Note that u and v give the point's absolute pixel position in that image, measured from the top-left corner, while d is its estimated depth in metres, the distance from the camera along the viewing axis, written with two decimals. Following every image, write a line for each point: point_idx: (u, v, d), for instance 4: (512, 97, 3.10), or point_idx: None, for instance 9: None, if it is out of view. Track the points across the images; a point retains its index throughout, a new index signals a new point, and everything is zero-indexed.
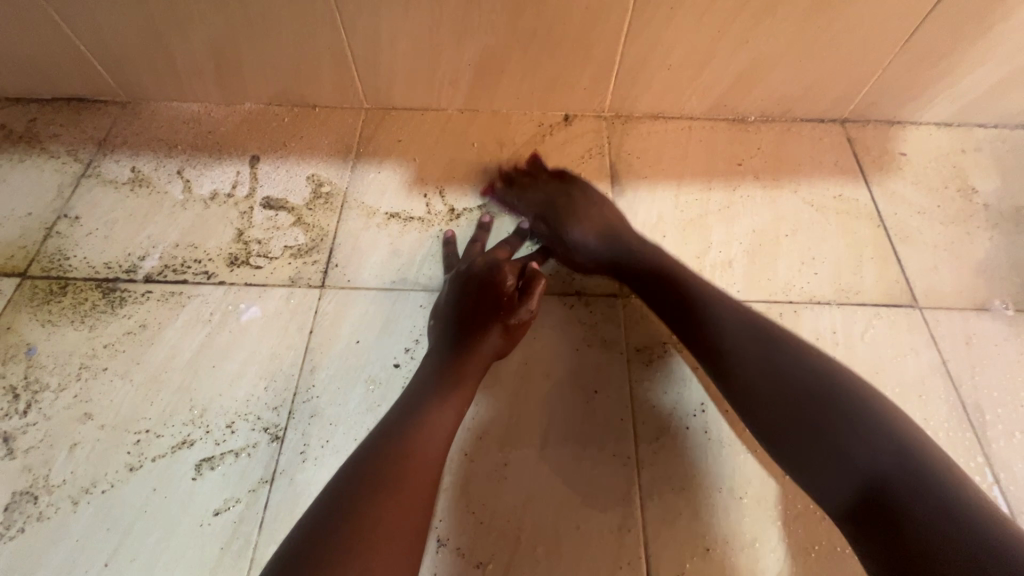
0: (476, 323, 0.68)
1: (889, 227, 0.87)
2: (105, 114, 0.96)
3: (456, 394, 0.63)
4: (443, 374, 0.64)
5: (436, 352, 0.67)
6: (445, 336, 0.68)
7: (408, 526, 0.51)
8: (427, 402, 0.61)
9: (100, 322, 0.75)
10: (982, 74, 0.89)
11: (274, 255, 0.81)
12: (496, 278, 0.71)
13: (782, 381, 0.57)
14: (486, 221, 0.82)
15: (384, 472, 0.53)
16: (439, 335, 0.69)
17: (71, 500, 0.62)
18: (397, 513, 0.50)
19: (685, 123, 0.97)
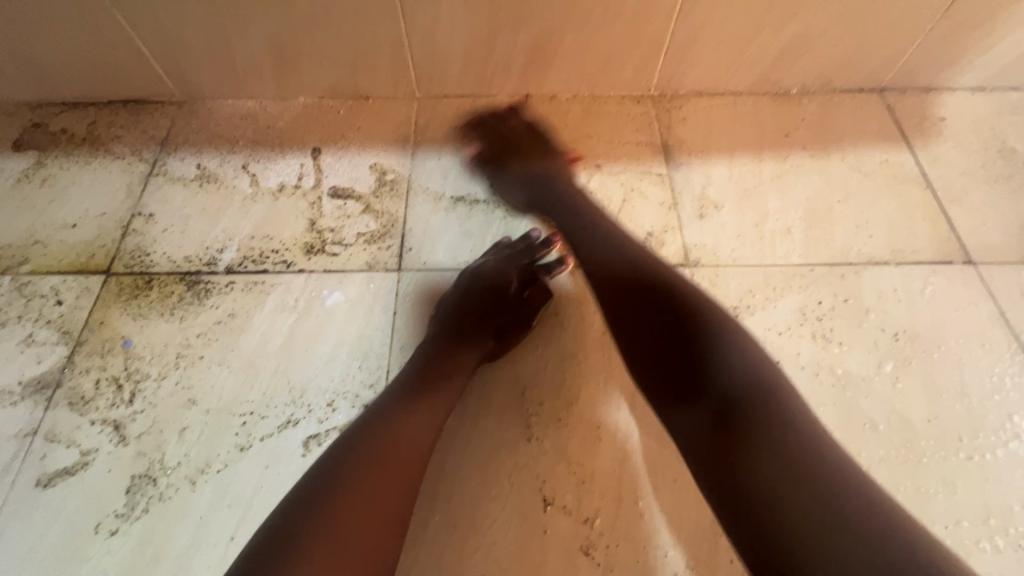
0: (480, 323, 0.72)
1: (937, 189, 0.90)
2: (164, 114, 0.98)
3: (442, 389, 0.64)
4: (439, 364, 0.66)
5: (433, 341, 0.69)
6: (448, 327, 0.71)
7: (388, 511, 0.51)
8: (419, 391, 0.62)
9: (190, 314, 0.77)
10: (1019, 37, 0.92)
11: (349, 242, 0.84)
12: (506, 278, 0.75)
13: (734, 381, 0.52)
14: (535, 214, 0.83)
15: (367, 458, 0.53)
16: (440, 327, 0.71)
17: (189, 480, 0.65)
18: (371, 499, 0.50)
19: (730, 98, 1.00)
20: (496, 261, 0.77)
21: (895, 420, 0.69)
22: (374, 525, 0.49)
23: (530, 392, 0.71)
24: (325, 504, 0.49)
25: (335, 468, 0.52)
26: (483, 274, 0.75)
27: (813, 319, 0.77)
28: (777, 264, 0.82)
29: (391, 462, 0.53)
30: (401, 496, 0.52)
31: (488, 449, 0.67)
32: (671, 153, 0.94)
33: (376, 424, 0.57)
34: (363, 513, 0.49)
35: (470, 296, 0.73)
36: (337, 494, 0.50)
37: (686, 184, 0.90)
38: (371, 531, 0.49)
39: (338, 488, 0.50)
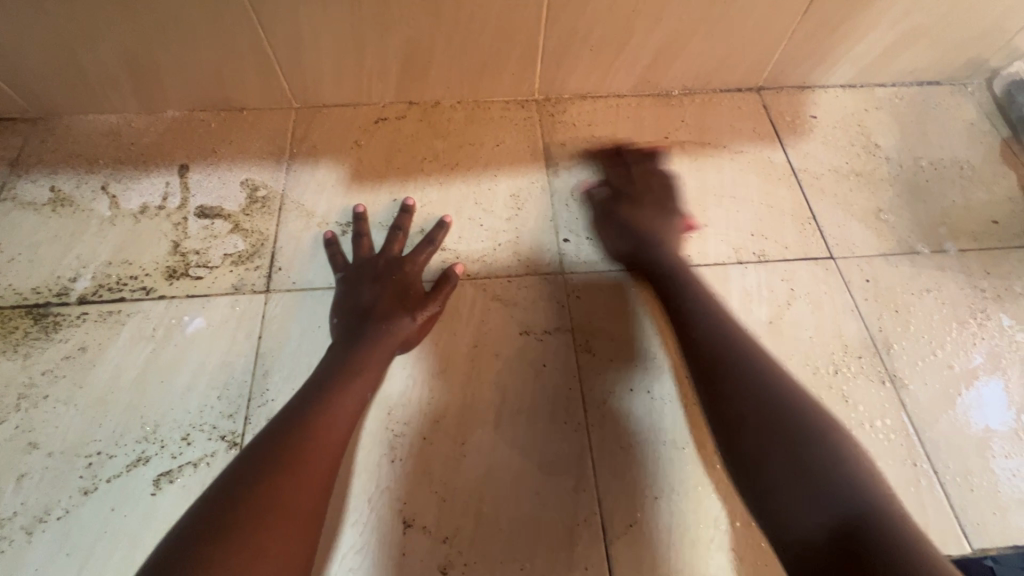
0: (392, 310, 0.72)
1: (804, 186, 0.94)
2: (15, 133, 0.91)
3: (357, 382, 0.66)
4: (350, 358, 0.67)
5: (343, 336, 0.71)
6: (355, 322, 0.72)
7: (303, 510, 0.53)
8: (329, 387, 0.64)
9: (35, 350, 0.73)
10: (875, 37, 0.96)
11: (215, 264, 0.80)
12: (408, 271, 0.77)
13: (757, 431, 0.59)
14: (409, 205, 0.85)
15: (284, 461, 0.55)
16: (343, 331, 0.71)
17: (26, 531, 0.62)
18: (287, 501, 0.53)
19: (613, 100, 1.01)
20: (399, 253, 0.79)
21: None
22: (291, 525, 0.52)
23: (396, 412, 0.70)
24: (240, 509, 0.50)
25: (250, 471, 0.54)
26: (388, 266, 0.77)
27: None
28: None
29: (309, 463, 0.56)
30: (317, 494, 0.55)
31: (348, 472, 0.66)
32: (552, 158, 0.94)
33: (292, 426, 0.58)
34: (280, 514, 0.52)
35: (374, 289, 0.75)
36: (253, 500, 0.51)
37: (566, 190, 0.90)
38: (286, 532, 0.51)
39: (253, 493, 0.52)
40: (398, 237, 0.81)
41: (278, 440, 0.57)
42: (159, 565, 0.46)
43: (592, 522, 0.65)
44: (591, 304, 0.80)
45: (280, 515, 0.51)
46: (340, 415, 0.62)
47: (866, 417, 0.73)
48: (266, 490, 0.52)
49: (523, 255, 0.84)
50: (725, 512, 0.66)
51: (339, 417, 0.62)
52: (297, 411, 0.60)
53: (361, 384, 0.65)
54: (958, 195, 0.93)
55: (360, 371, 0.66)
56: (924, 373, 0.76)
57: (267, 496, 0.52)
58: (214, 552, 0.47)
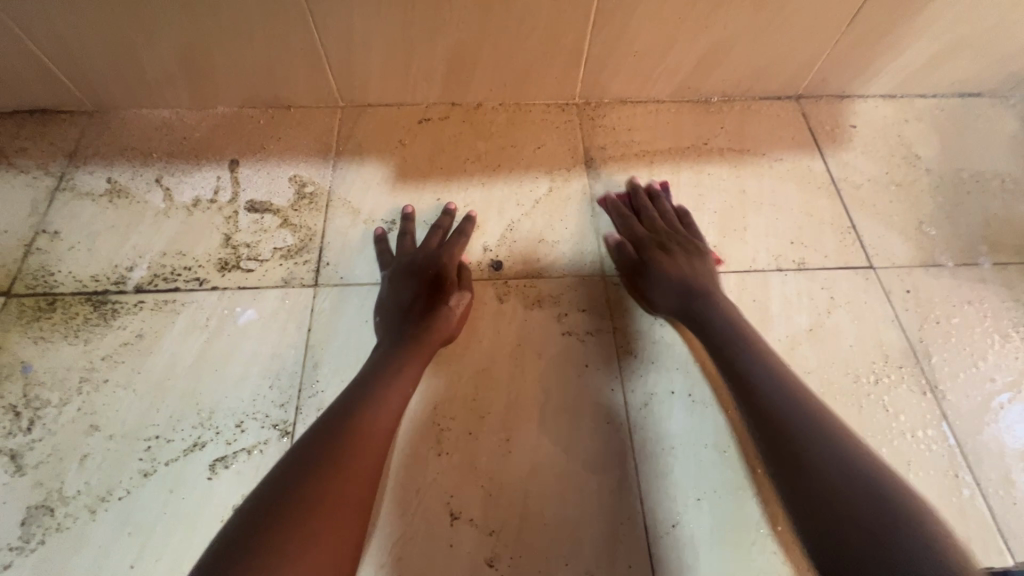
0: (434, 309, 0.74)
1: (844, 195, 0.94)
2: (73, 125, 0.94)
3: (401, 379, 0.67)
4: (393, 357, 0.69)
5: (389, 335, 0.72)
6: (399, 320, 0.73)
7: (357, 500, 0.54)
8: (376, 383, 0.65)
9: (95, 335, 0.75)
10: (918, 48, 0.96)
11: (265, 258, 0.83)
12: (448, 269, 0.78)
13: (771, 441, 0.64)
14: (451, 207, 0.86)
15: (337, 453, 0.56)
16: (386, 330, 0.73)
17: (89, 509, 0.64)
18: (341, 491, 0.54)
19: (652, 106, 1.02)
20: (440, 249, 0.80)
21: None
22: (345, 515, 0.53)
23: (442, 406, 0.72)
24: (295, 501, 0.52)
25: (305, 464, 0.55)
26: (427, 264, 0.78)
27: None
28: None
29: (360, 454, 0.57)
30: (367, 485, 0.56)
31: (397, 464, 0.68)
32: (593, 162, 0.95)
33: (342, 419, 0.60)
34: (335, 503, 0.53)
35: (416, 288, 0.76)
36: (308, 491, 0.53)
37: (606, 194, 0.91)
38: (341, 520, 0.52)
39: (308, 484, 0.53)
40: (437, 235, 0.82)
41: (329, 433, 0.58)
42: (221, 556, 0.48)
43: (634, 521, 0.66)
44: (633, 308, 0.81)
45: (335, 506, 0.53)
46: (387, 408, 0.63)
47: (907, 426, 0.73)
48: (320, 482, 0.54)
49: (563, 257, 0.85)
50: (768, 516, 0.67)
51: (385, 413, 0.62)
52: (346, 405, 0.62)
53: (405, 380, 0.67)
54: (999, 207, 0.93)
55: (405, 368, 0.68)
56: (965, 385, 0.76)
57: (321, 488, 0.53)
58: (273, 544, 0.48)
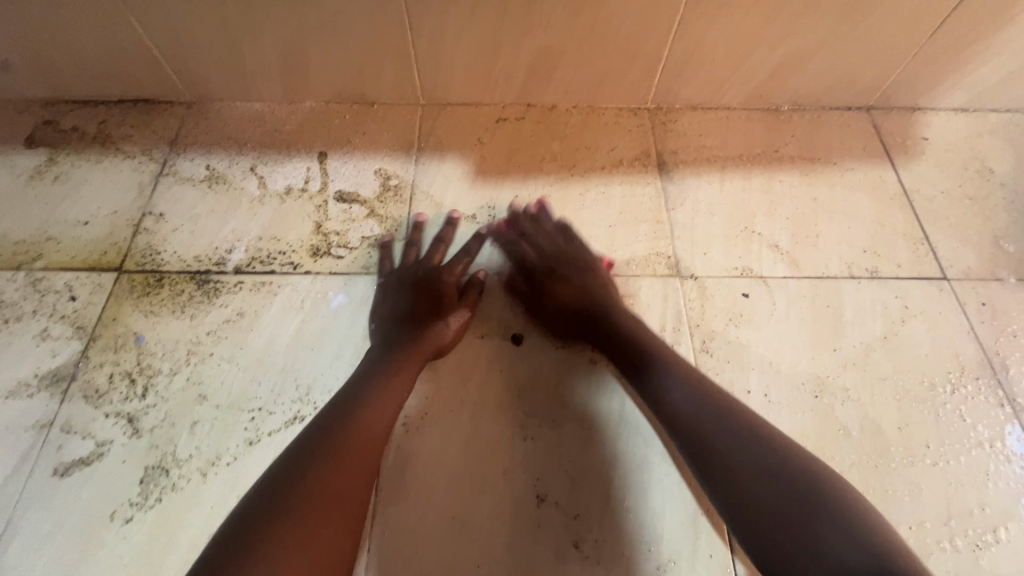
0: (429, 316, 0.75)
1: (916, 206, 0.94)
2: (173, 115, 1.00)
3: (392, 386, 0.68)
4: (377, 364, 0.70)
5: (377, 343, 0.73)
6: (394, 325, 0.75)
7: (351, 498, 0.57)
8: (370, 388, 0.67)
9: (200, 312, 0.80)
10: (998, 63, 0.96)
11: (354, 245, 0.87)
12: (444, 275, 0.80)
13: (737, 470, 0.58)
14: (455, 218, 0.88)
15: (332, 454, 0.58)
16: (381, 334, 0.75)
17: (201, 472, 0.69)
18: (334, 495, 0.55)
19: (723, 112, 1.04)
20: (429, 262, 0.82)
21: (867, 426, 0.74)
22: (338, 517, 0.54)
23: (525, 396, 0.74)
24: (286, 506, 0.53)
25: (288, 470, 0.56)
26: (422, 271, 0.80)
27: (802, 316, 0.82)
28: (763, 277, 0.86)
29: (355, 456, 0.59)
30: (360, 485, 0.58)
31: (485, 446, 0.71)
32: (666, 165, 0.97)
33: (326, 437, 0.60)
34: (326, 504, 0.54)
35: (412, 295, 0.78)
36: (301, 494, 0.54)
37: (679, 197, 0.94)
38: (335, 522, 0.54)
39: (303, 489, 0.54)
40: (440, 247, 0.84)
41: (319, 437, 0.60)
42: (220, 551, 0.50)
43: (714, 514, 0.68)
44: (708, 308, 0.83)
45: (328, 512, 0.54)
46: (379, 415, 0.65)
47: (984, 437, 0.73)
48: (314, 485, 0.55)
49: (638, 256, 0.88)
50: None
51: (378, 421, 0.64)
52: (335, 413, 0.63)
53: (401, 383, 0.69)
54: None
55: (398, 374, 0.69)
56: None
57: (317, 490, 0.55)
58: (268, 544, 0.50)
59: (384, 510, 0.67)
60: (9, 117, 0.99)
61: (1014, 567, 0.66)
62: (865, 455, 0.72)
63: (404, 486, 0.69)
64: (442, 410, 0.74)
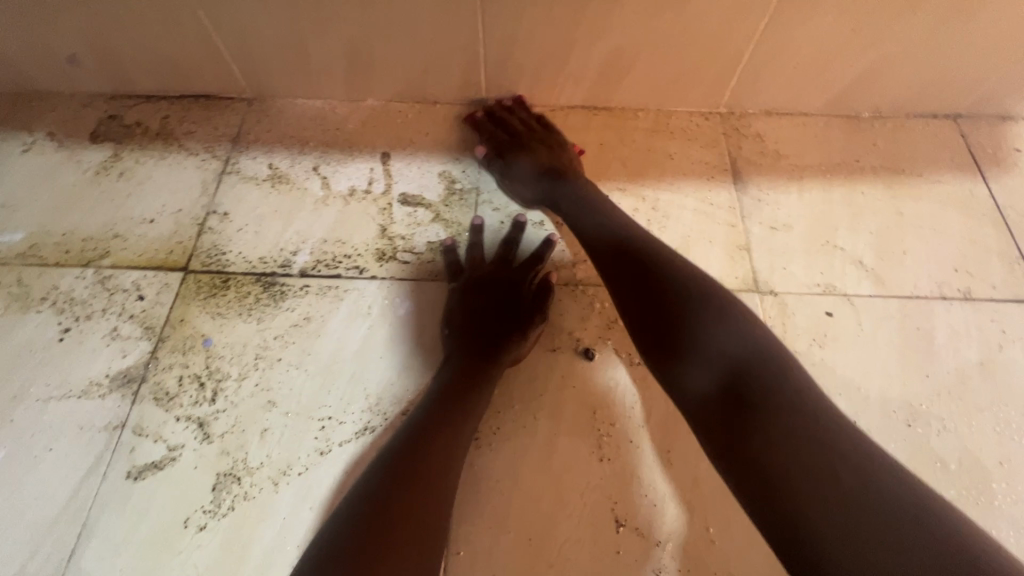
0: (503, 329, 0.74)
1: (1010, 223, 0.89)
2: (234, 111, 0.99)
3: (468, 409, 0.66)
4: (453, 386, 0.68)
5: (450, 358, 0.73)
6: (466, 343, 0.73)
7: (433, 526, 0.54)
8: (447, 409, 0.65)
9: (267, 315, 0.79)
10: None
11: (419, 251, 0.85)
12: (517, 287, 0.78)
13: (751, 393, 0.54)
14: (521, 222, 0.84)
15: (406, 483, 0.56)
16: (452, 353, 0.73)
17: (272, 481, 0.67)
18: (415, 525, 0.53)
19: (800, 118, 0.99)
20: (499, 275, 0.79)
21: (967, 461, 0.69)
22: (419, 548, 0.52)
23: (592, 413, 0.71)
24: (367, 537, 0.51)
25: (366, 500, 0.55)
26: (491, 281, 0.79)
27: (891, 339, 0.78)
28: (847, 294, 0.82)
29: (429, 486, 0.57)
30: (442, 514, 0.56)
31: (562, 466, 0.69)
32: (740, 173, 0.93)
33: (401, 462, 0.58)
34: (409, 536, 0.52)
35: (484, 310, 0.76)
36: (380, 525, 0.52)
37: (755, 207, 0.89)
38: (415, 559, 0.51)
39: (384, 518, 0.52)
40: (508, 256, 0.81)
41: (398, 463, 0.58)
42: None
43: None
44: (790, 326, 0.79)
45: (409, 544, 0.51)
46: (459, 438, 0.63)
47: None
48: (395, 514, 0.53)
49: (713, 269, 0.84)
50: None
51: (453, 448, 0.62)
52: (412, 435, 0.62)
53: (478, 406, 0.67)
54: None
55: (476, 391, 0.68)
56: None
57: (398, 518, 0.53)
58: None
59: (460, 528, 0.65)
60: (74, 111, 0.98)
61: None
62: (964, 490, 0.68)
63: (479, 504, 0.67)
64: (515, 426, 0.71)
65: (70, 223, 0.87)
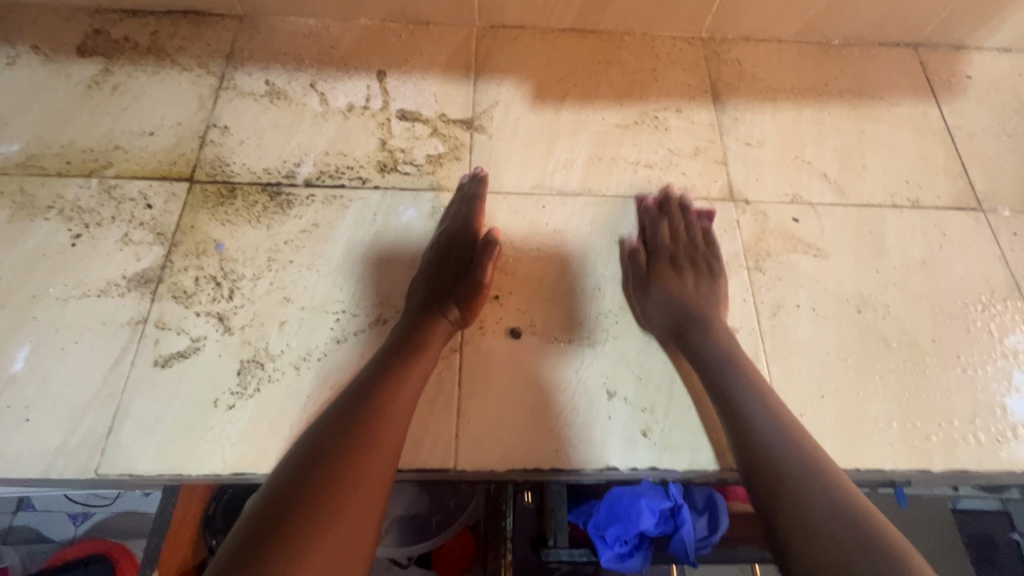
0: (450, 286, 0.74)
1: (957, 141, 0.98)
2: (225, 28, 0.99)
3: (418, 359, 0.67)
4: (407, 339, 0.69)
5: (407, 320, 0.72)
6: (422, 300, 0.74)
7: (378, 472, 0.55)
8: (397, 358, 0.66)
9: (276, 222, 0.83)
10: None
11: (420, 163, 0.89)
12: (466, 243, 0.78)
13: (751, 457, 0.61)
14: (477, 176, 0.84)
15: (353, 424, 0.57)
16: (409, 309, 0.74)
17: (294, 366, 0.73)
18: (362, 469, 0.54)
19: (776, 45, 1.04)
20: (449, 233, 0.79)
21: (904, 339, 0.80)
22: (361, 502, 0.52)
23: None
24: (301, 500, 0.50)
25: (305, 458, 0.54)
26: (456, 244, 0.78)
27: (849, 242, 0.87)
28: (812, 203, 0.90)
29: (378, 428, 0.57)
30: (385, 465, 0.55)
31: (559, 349, 0.77)
32: (719, 95, 0.99)
33: (352, 404, 0.59)
34: (350, 476, 0.53)
35: (438, 268, 0.76)
36: (317, 485, 0.51)
37: (733, 126, 0.96)
38: (359, 496, 0.52)
39: (318, 479, 0.52)
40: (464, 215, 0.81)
41: (338, 420, 0.57)
42: (247, 532, 0.48)
43: None
44: (761, 230, 0.87)
45: (346, 501, 0.51)
46: (404, 388, 0.62)
47: (1009, 349, 0.80)
48: (330, 472, 0.52)
49: (693, 181, 0.91)
50: (886, 414, 0.75)
51: (406, 392, 0.63)
52: (362, 383, 0.62)
53: (429, 357, 0.68)
54: None
55: (424, 348, 0.68)
56: None
57: (335, 475, 0.52)
58: (280, 550, 0.46)
59: (469, 402, 0.74)
60: (56, 24, 0.96)
61: None
62: (902, 363, 0.79)
63: (486, 381, 0.75)
64: (515, 316, 0.79)
65: (67, 135, 0.87)
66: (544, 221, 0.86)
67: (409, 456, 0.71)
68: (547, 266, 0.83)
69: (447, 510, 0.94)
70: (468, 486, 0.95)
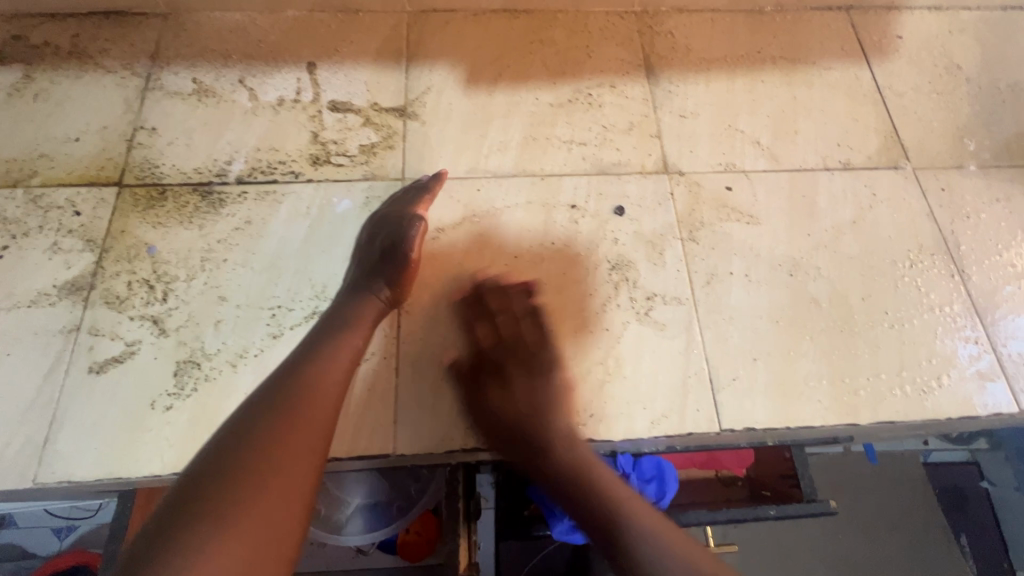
0: (381, 267, 0.74)
1: (888, 102, 0.99)
2: (149, 27, 0.97)
3: (348, 340, 0.68)
4: (337, 322, 0.69)
5: (338, 303, 0.73)
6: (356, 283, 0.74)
7: (303, 450, 0.56)
8: (327, 341, 0.66)
9: (208, 221, 0.82)
10: None
11: (353, 154, 0.89)
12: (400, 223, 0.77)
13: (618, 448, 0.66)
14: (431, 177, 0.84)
15: (277, 406, 0.58)
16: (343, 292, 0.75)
17: (230, 363, 0.74)
18: (286, 448, 0.55)
19: (709, 15, 1.05)
20: (387, 216, 0.79)
21: (835, 298, 0.82)
22: (283, 479, 0.53)
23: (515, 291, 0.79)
24: (221, 480, 0.51)
25: (228, 442, 0.55)
26: (390, 223, 0.78)
27: (782, 207, 0.88)
28: (744, 171, 0.91)
29: (306, 406, 0.58)
30: (312, 443, 0.56)
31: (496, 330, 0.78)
32: (652, 69, 0.99)
33: (280, 387, 0.60)
34: (270, 454, 0.54)
35: (372, 250, 0.77)
36: (237, 465, 0.53)
37: (666, 99, 0.96)
38: (281, 473, 0.53)
39: (239, 461, 0.53)
40: (403, 200, 0.81)
41: (265, 403, 0.58)
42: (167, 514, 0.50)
43: (704, 375, 0.77)
44: (695, 201, 0.88)
45: (267, 480, 0.52)
46: (333, 369, 0.63)
47: (936, 303, 0.83)
48: (253, 452, 0.54)
49: (628, 155, 0.91)
50: (817, 372, 0.78)
51: (335, 373, 0.63)
52: (291, 366, 0.63)
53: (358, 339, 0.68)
54: None
55: (352, 330, 0.69)
56: (989, 269, 0.85)
57: (257, 455, 0.53)
58: (197, 529, 0.48)
59: (409, 385, 0.75)
60: None
61: (954, 407, 0.76)
62: (832, 322, 0.81)
63: (423, 366, 0.76)
64: (452, 300, 0.80)
65: None
66: (479, 205, 0.86)
67: (351, 442, 0.72)
68: (481, 247, 0.83)
69: (409, 497, 0.95)
70: (428, 473, 0.94)
